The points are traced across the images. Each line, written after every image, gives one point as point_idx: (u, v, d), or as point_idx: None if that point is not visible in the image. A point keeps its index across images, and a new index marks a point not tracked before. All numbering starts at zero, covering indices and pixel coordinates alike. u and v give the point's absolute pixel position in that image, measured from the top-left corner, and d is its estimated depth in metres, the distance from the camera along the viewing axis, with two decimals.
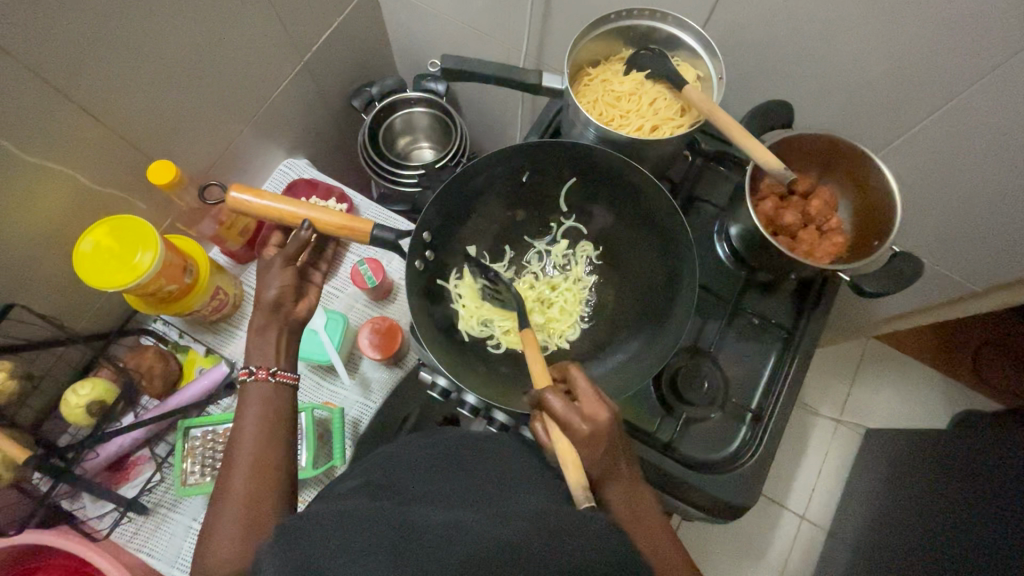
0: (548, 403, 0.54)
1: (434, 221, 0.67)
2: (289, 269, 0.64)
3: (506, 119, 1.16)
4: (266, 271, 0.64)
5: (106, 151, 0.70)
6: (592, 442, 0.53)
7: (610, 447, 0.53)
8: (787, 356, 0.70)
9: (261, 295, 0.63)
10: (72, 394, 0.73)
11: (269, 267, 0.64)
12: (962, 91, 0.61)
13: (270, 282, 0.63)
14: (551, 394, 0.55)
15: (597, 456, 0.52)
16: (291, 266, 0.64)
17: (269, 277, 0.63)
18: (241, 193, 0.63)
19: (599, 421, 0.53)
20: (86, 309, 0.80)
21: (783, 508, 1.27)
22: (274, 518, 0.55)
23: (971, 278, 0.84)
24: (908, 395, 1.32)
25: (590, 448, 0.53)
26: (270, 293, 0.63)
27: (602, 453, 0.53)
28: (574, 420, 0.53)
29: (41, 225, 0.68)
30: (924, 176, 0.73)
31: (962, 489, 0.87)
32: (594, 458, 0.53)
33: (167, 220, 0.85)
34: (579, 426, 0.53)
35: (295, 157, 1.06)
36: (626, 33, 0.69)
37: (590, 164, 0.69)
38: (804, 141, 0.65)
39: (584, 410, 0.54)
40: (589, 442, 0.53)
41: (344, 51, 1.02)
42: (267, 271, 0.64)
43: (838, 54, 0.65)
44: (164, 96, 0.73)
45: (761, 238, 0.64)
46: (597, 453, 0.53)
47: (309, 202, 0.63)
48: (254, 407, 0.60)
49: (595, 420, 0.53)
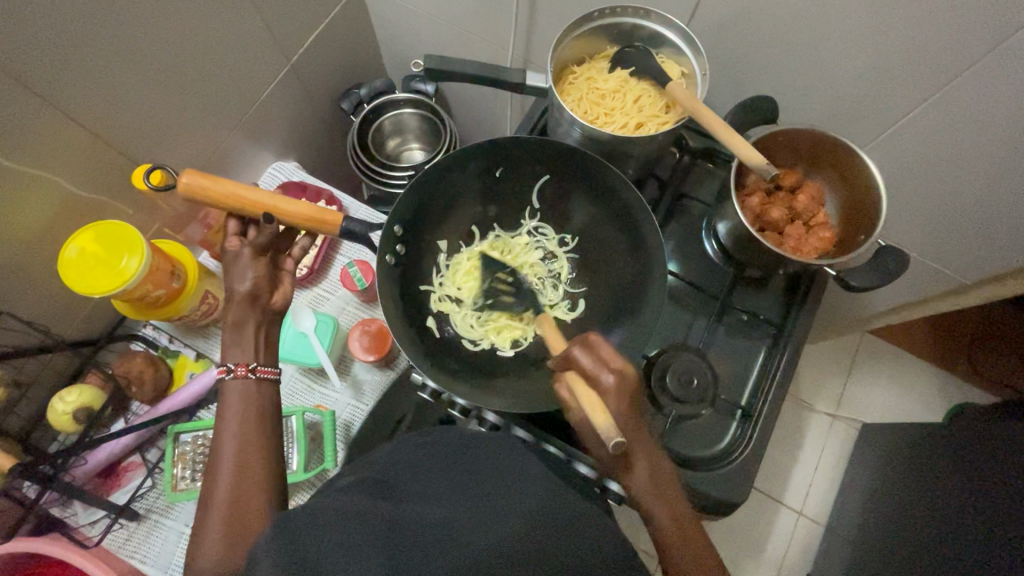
0: (579, 356, 0.57)
1: (406, 213, 0.68)
2: (263, 262, 0.63)
3: (496, 119, 1.16)
4: (235, 263, 0.61)
5: (91, 157, 0.70)
6: (618, 396, 0.55)
7: (631, 403, 0.55)
8: (776, 351, 0.70)
9: (234, 290, 0.61)
10: (58, 401, 0.73)
11: (238, 259, 0.61)
12: (947, 84, 0.61)
13: (242, 275, 0.61)
14: (580, 348, 0.57)
15: (621, 409, 0.55)
16: (263, 260, 0.63)
17: (241, 271, 0.61)
18: (195, 179, 0.59)
19: (627, 376, 0.56)
20: (74, 316, 0.79)
21: (780, 505, 1.27)
22: (261, 518, 0.55)
23: (961, 272, 0.84)
24: (903, 389, 1.32)
25: (617, 399, 0.55)
26: (243, 287, 0.61)
27: (626, 409, 0.55)
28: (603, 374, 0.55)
29: (25, 232, 0.67)
30: (911, 170, 0.73)
31: (958, 482, 0.87)
32: (619, 411, 0.55)
33: (154, 225, 0.85)
34: (605, 379, 0.55)
35: (284, 160, 1.06)
36: (609, 30, 0.69)
37: (568, 162, 0.70)
38: (790, 137, 0.65)
39: (610, 363, 0.56)
40: (616, 395, 0.55)
41: (332, 53, 1.02)
42: (237, 263, 0.62)
43: (823, 48, 0.65)
44: (150, 100, 0.73)
45: (748, 234, 0.64)
46: (623, 408, 0.55)
47: (277, 193, 0.61)
48: (235, 406, 0.59)
49: (622, 375, 0.55)
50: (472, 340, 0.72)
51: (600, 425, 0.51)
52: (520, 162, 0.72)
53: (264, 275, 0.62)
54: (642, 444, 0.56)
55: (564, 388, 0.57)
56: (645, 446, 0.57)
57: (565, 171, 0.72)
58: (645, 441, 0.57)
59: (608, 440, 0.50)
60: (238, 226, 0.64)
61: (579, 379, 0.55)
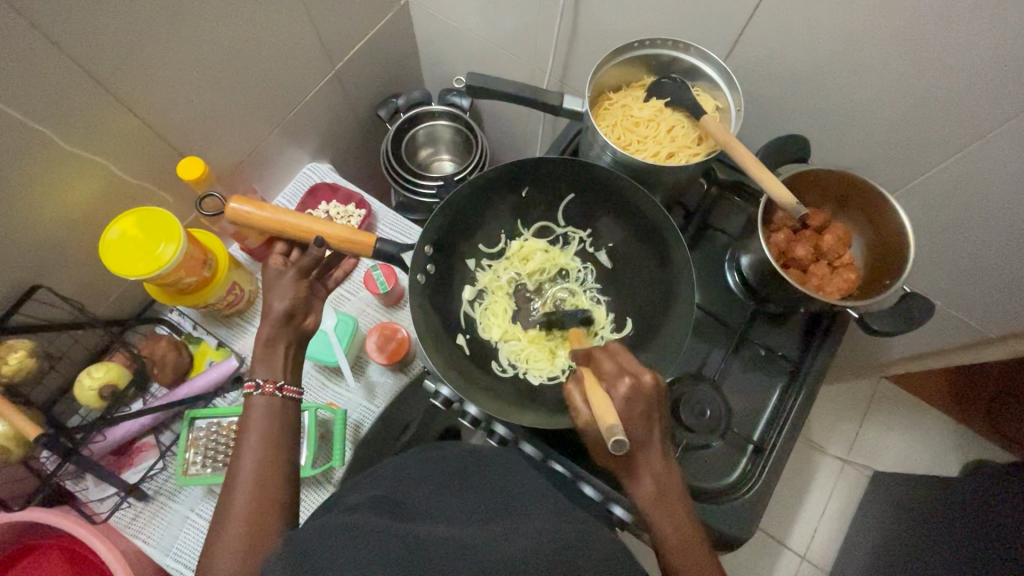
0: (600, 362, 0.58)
1: (437, 233, 0.70)
2: (303, 282, 0.65)
3: (527, 137, 1.18)
4: (277, 281, 0.64)
5: (140, 146, 0.73)
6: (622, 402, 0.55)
7: (645, 412, 0.55)
8: (792, 389, 0.70)
9: (271, 308, 0.63)
10: (85, 376, 0.75)
11: (281, 277, 0.64)
12: (979, 137, 0.61)
13: (282, 294, 0.63)
14: (602, 358, 0.58)
15: (631, 414, 0.54)
16: (304, 278, 0.65)
17: (280, 290, 0.64)
18: (242, 205, 0.64)
19: (642, 381, 0.55)
20: (107, 296, 0.82)
21: (783, 546, 1.24)
22: (274, 534, 0.56)
23: (986, 325, 0.83)
24: (918, 439, 1.29)
25: (628, 405, 0.54)
26: (280, 306, 0.63)
27: (637, 417, 0.54)
28: (617, 380, 0.56)
29: (72, 210, 0.70)
30: (941, 218, 0.72)
31: (969, 539, 0.85)
32: (629, 415, 0.54)
33: (191, 215, 0.88)
34: (618, 386, 0.55)
35: (319, 161, 1.09)
36: (648, 61, 0.71)
37: (599, 186, 0.71)
38: (818, 178, 0.66)
39: (628, 369, 0.56)
40: (626, 401, 0.54)
41: (374, 63, 1.05)
42: (278, 282, 0.64)
43: (857, 93, 0.66)
44: (199, 95, 0.76)
45: (771, 270, 0.64)
46: (633, 415, 0.54)
47: (315, 217, 0.65)
48: (260, 417, 0.60)
49: (638, 381, 0.54)
50: (499, 365, 0.73)
51: (603, 425, 0.51)
52: (549, 182, 0.73)
53: (305, 290, 0.65)
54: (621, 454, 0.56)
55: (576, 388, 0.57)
56: (651, 457, 0.55)
57: (593, 193, 0.73)
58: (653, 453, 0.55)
59: (612, 437, 0.49)
60: (283, 246, 0.67)
61: (593, 383, 0.55)
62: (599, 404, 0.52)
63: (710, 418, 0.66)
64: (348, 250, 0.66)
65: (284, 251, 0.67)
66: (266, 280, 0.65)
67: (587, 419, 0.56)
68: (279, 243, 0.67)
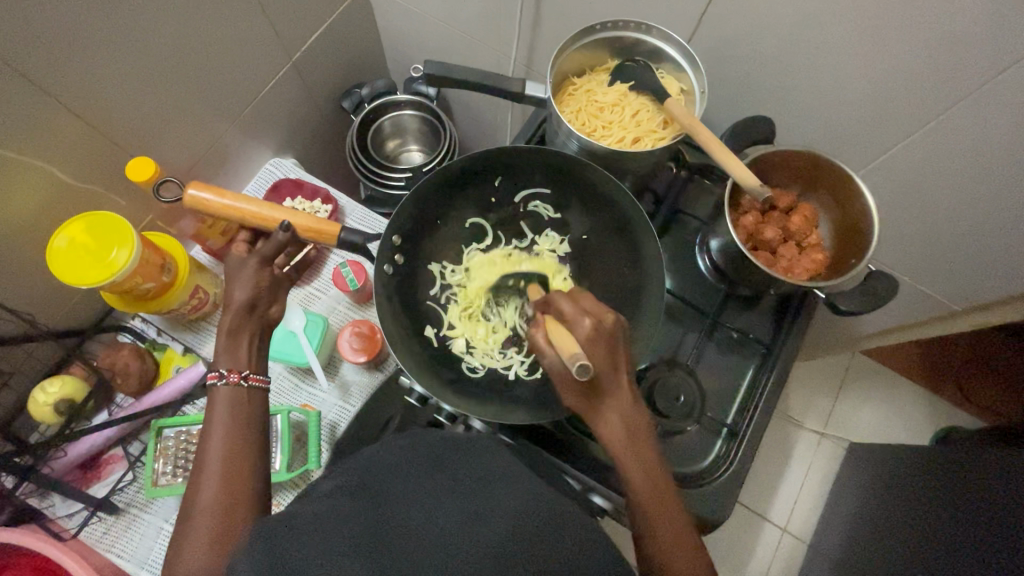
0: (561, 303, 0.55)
1: (405, 224, 0.68)
2: (265, 272, 0.63)
3: (496, 125, 1.16)
4: (239, 269, 0.62)
5: (86, 148, 0.70)
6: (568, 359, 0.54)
7: (611, 347, 0.54)
8: (765, 369, 0.70)
9: (232, 298, 0.61)
10: (39, 392, 0.73)
11: (244, 266, 0.62)
12: (940, 113, 0.61)
13: (243, 284, 0.61)
14: (560, 299, 0.56)
15: (594, 352, 0.53)
16: (267, 268, 0.63)
17: (242, 279, 0.61)
18: (200, 191, 0.62)
19: (605, 320, 0.54)
20: (62, 306, 0.79)
21: (764, 520, 1.27)
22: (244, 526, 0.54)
23: (952, 298, 0.84)
24: (892, 410, 1.33)
25: (591, 343, 0.53)
26: (242, 296, 0.61)
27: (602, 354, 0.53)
28: (579, 319, 0.54)
29: (16, 219, 0.67)
30: (907, 194, 0.73)
31: (941, 505, 0.87)
32: (594, 350, 0.53)
33: (147, 217, 0.85)
34: (579, 324, 0.53)
35: (282, 156, 1.06)
36: (612, 43, 0.69)
37: (568, 173, 0.70)
38: (785, 158, 0.65)
39: (589, 309, 0.54)
40: (591, 338, 0.53)
41: (334, 52, 1.02)
42: (241, 272, 0.62)
43: (820, 73, 0.65)
44: (147, 91, 0.73)
45: (740, 253, 0.64)
46: (599, 353, 0.53)
47: (278, 205, 0.63)
48: (223, 410, 0.58)
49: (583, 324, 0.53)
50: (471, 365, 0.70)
51: (566, 354, 0.51)
52: (518, 171, 0.72)
53: (270, 282, 0.63)
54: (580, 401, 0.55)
55: (538, 332, 0.56)
56: (623, 402, 0.54)
57: (562, 182, 0.72)
58: (624, 395, 0.54)
59: (576, 365, 0.50)
60: (249, 235, 0.66)
61: (554, 323, 0.55)
62: (559, 337, 0.53)
63: (684, 403, 0.68)
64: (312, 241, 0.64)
65: (248, 240, 0.65)
66: (226, 269, 0.63)
67: (553, 364, 0.55)
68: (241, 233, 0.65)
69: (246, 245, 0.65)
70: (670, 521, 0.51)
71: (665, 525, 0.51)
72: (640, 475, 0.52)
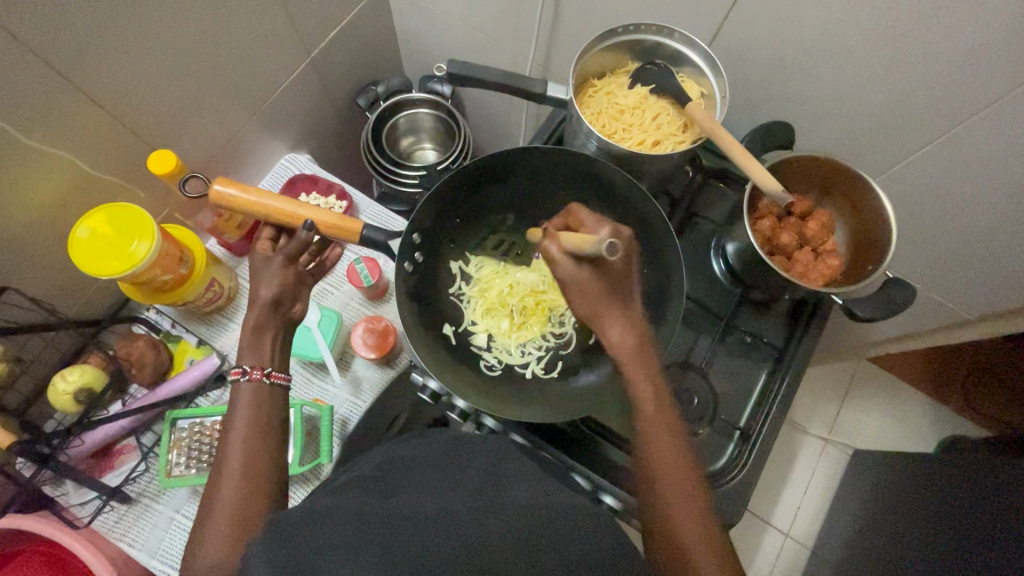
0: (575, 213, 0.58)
1: (425, 222, 0.69)
2: (290, 269, 0.63)
3: (510, 124, 1.16)
4: (265, 267, 0.62)
5: (107, 140, 0.70)
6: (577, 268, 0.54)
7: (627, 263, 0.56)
8: (778, 373, 0.71)
9: (257, 294, 0.61)
10: (60, 380, 0.73)
11: (268, 263, 0.62)
12: (960, 120, 0.61)
13: (269, 281, 0.61)
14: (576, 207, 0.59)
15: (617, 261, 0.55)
16: (292, 265, 0.63)
17: (268, 276, 0.62)
18: (226, 187, 0.63)
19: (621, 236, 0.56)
20: (80, 296, 0.80)
21: (767, 525, 1.27)
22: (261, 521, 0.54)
23: (964, 306, 0.84)
24: (898, 417, 1.32)
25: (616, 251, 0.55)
26: (267, 293, 0.61)
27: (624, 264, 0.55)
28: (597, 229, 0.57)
29: (38, 208, 0.68)
30: (924, 202, 0.73)
31: (946, 512, 0.87)
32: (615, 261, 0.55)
33: (165, 210, 0.85)
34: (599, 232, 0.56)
35: (298, 152, 1.07)
36: (633, 47, 0.70)
37: (587, 174, 0.70)
38: (804, 163, 0.65)
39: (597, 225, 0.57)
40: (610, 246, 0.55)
41: (352, 48, 1.02)
42: (266, 268, 0.62)
43: (840, 80, 0.66)
44: (168, 83, 0.73)
45: (757, 258, 0.64)
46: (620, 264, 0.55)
47: (301, 201, 0.64)
48: (246, 405, 0.58)
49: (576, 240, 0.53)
50: (487, 364, 0.71)
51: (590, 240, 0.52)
52: (537, 171, 0.71)
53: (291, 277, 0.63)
54: (596, 299, 0.55)
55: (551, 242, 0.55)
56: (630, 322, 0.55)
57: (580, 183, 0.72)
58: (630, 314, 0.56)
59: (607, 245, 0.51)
60: (272, 231, 0.66)
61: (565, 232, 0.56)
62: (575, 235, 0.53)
63: (698, 405, 0.69)
64: (335, 237, 0.65)
65: (272, 237, 0.66)
66: (253, 266, 0.63)
67: (569, 272, 0.55)
68: (264, 229, 0.66)
69: (270, 242, 0.65)
70: (672, 467, 0.52)
71: (683, 515, 0.50)
72: (670, 462, 0.52)
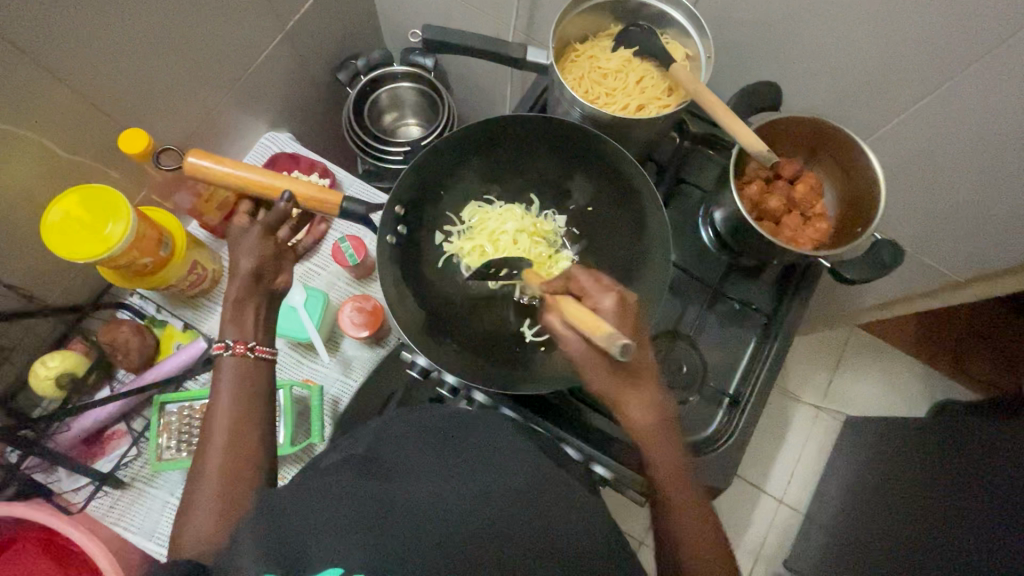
0: (578, 277, 0.56)
1: (407, 195, 0.67)
2: (269, 241, 0.62)
3: (494, 96, 1.13)
4: (244, 239, 0.61)
5: (77, 120, 0.68)
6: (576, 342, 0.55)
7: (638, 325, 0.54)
8: (766, 341, 0.70)
9: (238, 267, 0.60)
10: (40, 365, 0.73)
11: (247, 234, 0.61)
12: (952, 76, 0.60)
13: (247, 253, 0.60)
14: (578, 274, 0.56)
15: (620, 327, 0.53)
16: (271, 237, 0.62)
17: (246, 248, 0.60)
18: (200, 158, 0.61)
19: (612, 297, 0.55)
20: (60, 281, 0.78)
21: (761, 492, 1.29)
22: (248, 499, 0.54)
23: (954, 269, 0.84)
24: (888, 383, 1.34)
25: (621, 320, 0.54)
26: (247, 264, 0.60)
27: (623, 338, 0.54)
28: (599, 295, 0.55)
29: (7, 193, 0.65)
30: (912, 163, 0.72)
31: (938, 473, 0.88)
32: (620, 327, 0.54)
33: (142, 191, 0.83)
34: (603, 301, 0.54)
35: (278, 130, 1.04)
36: (615, 8, 0.67)
37: (571, 140, 0.68)
38: (792, 125, 0.64)
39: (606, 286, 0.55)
40: (620, 318, 0.54)
41: (329, 20, 0.99)
42: (244, 243, 0.61)
43: (829, 37, 0.64)
44: (137, 59, 0.70)
45: (745, 223, 0.63)
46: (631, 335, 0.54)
47: (279, 172, 0.62)
48: (228, 382, 0.58)
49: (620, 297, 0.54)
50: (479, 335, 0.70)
51: (597, 332, 0.50)
52: (521, 138, 0.70)
53: (272, 251, 0.62)
54: (606, 379, 0.55)
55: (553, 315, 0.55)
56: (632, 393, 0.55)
57: (563, 149, 0.70)
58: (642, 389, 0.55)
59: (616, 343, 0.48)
60: (250, 206, 0.65)
61: (561, 300, 0.55)
62: (580, 317, 0.51)
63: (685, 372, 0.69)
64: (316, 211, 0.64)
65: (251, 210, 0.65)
66: (230, 239, 0.62)
67: (574, 345, 0.55)
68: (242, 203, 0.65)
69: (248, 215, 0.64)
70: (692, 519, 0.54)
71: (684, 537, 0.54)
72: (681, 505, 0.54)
